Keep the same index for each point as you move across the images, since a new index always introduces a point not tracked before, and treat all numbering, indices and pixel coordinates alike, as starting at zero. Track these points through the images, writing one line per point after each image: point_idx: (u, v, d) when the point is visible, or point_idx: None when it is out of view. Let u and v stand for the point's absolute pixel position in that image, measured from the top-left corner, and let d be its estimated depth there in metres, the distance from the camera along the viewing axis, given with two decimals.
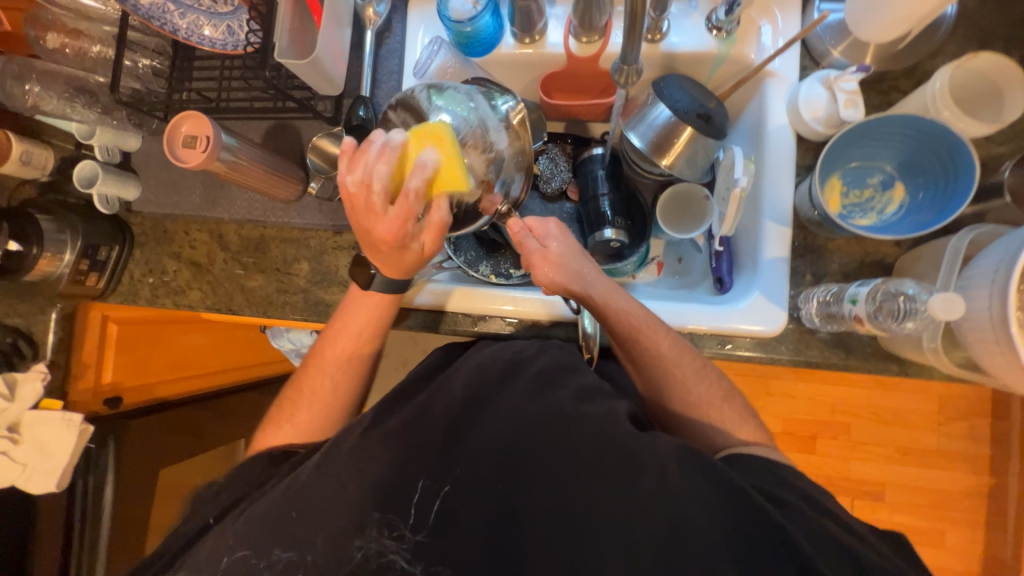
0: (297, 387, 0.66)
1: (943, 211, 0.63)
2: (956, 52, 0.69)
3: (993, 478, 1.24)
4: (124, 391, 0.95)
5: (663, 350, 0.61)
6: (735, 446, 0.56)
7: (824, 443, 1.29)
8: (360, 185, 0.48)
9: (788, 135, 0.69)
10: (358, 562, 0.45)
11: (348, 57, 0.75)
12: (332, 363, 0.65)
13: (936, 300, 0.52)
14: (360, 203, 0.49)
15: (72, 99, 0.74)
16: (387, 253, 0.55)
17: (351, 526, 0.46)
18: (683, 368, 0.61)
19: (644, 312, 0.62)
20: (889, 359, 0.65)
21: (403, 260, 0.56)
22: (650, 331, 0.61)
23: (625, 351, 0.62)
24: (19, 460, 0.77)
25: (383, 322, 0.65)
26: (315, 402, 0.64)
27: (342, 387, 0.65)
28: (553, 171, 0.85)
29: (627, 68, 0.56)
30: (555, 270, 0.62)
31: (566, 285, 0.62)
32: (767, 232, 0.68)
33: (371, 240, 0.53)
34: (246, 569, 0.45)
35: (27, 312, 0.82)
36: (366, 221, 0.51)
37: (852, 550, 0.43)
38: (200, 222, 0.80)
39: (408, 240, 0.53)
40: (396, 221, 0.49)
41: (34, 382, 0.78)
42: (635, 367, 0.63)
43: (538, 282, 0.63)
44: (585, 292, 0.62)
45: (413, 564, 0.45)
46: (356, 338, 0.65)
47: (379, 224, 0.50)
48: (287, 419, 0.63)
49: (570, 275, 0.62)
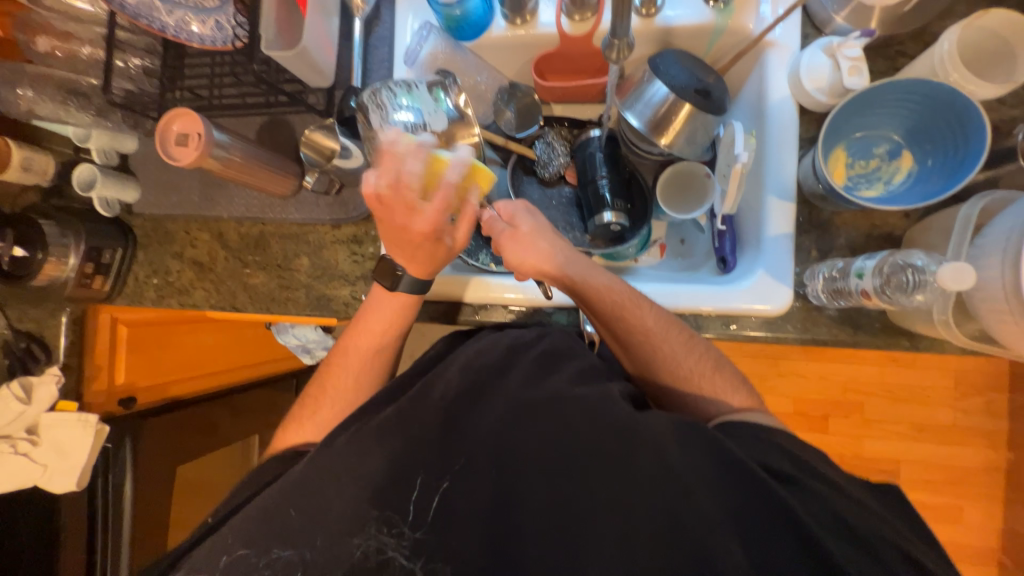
0: (320, 386, 0.65)
1: (952, 178, 0.61)
2: (967, 11, 0.66)
3: (1010, 453, 1.22)
4: (138, 390, 0.98)
5: (649, 325, 0.60)
6: (728, 415, 0.54)
7: (836, 422, 1.28)
8: (394, 182, 0.52)
9: (790, 106, 0.67)
10: (356, 561, 0.45)
11: (338, 47, 0.74)
12: (355, 360, 0.65)
13: (945, 271, 0.51)
14: (396, 202, 0.53)
15: (66, 103, 0.75)
16: (421, 251, 0.58)
17: (354, 523, 0.46)
18: (671, 342, 0.60)
19: (626, 287, 0.62)
20: (898, 334, 0.63)
21: (434, 254, 0.60)
22: (633, 307, 0.61)
23: (610, 327, 0.62)
24: (39, 461, 0.80)
25: (406, 321, 0.66)
26: (338, 400, 0.63)
27: (365, 386, 0.65)
28: (550, 155, 0.83)
29: (618, 43, 0.53)
30: (524, 252, 0.63)
31: (535, 265, 0.62)
32: (770, 208, 0.66)
33: (405, 237, 0.57)
34: (248, 567, 0.46)
35: (39, 316, 0.84)
36: (407, 216, 0.55)
37: (862, 532, 0.42)
38: (201, 221, 0.80)
39: (446, 236, 0.58)
40: (435, 219, 0.55)
41: (50, 385, 0.82)
42: (621, 344, 0.62)
43: (507, 263, 0.64)
44: (558, 274, 0.62)
45: (412, 561, 0.45)
46: (377, 334, 0.65)
47: (420, 219, 0.54)
48: (309, 416, 0.63)
49: (542, 255, 0.62)
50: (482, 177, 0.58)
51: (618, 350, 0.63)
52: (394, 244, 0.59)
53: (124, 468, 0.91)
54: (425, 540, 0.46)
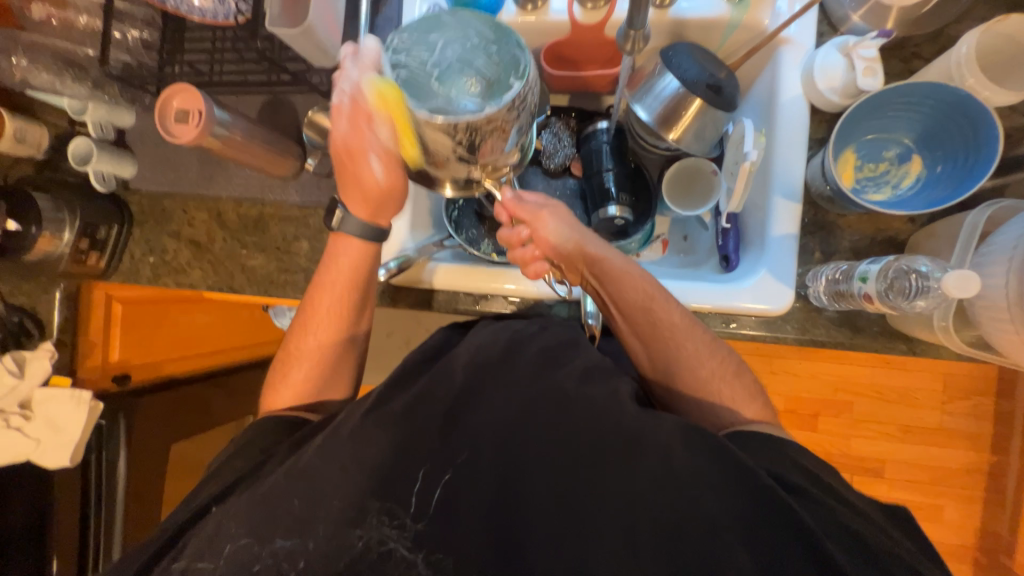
0: (286, 352, 0.66)
1: (962, 184, 0.61)
2: (984, 15, 0.65)
3: (994, 457, 1.25)
4: (132, 368, 0.97)
5: (675, 321, 0.60)
6: (739, 425, 0.55)
7: (826, 420, 1.29)
8: (341, 99, 0.55)
9: (802, 105, 0.66)
10: (359, 550, 0.45)
11: (344, 27, 0.72)
12: (319, 321, 0.65)
13: (950, 278, 0.51)
14: (342, 112, 0.55)
15: (61, 73, 0.73)
16: (350, 174, 0.61)
17: (356, 516, 0.46)
18: (694, 340, 0.60)
19: (656, 286, 0.62)
20: (896, 338, 0.64)
21: (365, 189, 0.61)
22: (663, 304, 0.60)
23: (635, 323, 0.61)
24: (31, 435, 0.80)
25: (369, 275, 0.65)
26: (305, 365, 0.64)
27: (332, 354, 0.65)
28: (556, 146, 0.82)
29: (634, 33, 0.52)
30: (562, 230, 0.62)
31: (578, 243, 0.62)
32: (777, 208, 0.66)
33: (342, 150, 0.59)
34: (250, 558, 0.45)
35: (31, 291, 0.81)
36: (334, 122, 0.58)
37: (859, 533, 0.43)
38: (198, 201, 0.79)
39: (365, 161, 0.59)
40: (356, 133, 0.57)
41: (43, 360, 0.81)
42: (642, 344, 0.62)
43: (546, 242, 0.63)
44: (596, 256, 0.61)
45: (415, 553, 0.45)
46: (337, 293, 0.64)
47: (342, 127, 0.57)
48: (281, 381, 0.64)
49: (580, 235, 0.63)
50: (399, 109, 0.49)
51: (637, 346, 0.63)
52: (340, 166, 0.61)
53: (117, 446, 0.89)
54: (425, 532, 0.46)
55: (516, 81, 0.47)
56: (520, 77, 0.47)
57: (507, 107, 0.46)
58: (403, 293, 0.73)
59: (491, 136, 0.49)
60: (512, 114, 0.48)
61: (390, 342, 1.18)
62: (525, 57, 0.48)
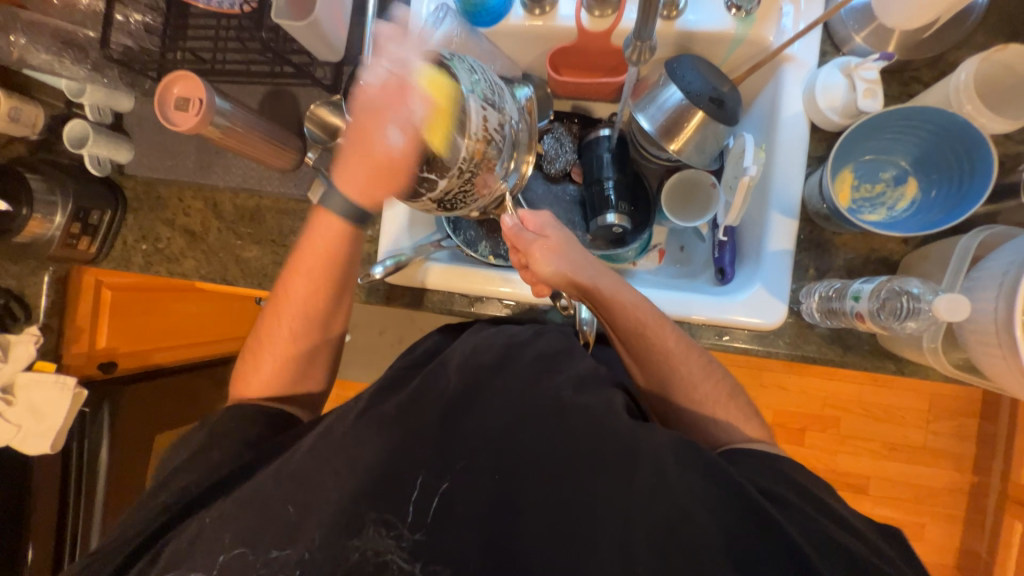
0: (259, 336, 0.65)
1: (956, 209, 0.61)
2: (984, 42, 0.66)
3: (975, 476, 1.26)
4: (118, 355, 0.95)
5: (670, 347, 0.60)
6: (734, 443, 0.56)
7: (813, 435, 1.31)
8: (377, 72, 0.53)
9: (803, 123, 0.67)
10: (355, 564, 0.44)
11: (349, 22, 0.72)
12: (291, 308, 0.64)
13: (941, 301, 0.52)
14: (370, 82, 0.54)
15: (61, 53, 0.72)
16: (363, 134, 0.55)
17: (350, 524, 0.46)
18: (689, 364, 0.60)
19: (651, 308, 0.61)
20: (885, 357, 0.65)
21: (373, 161, 0.55)
22: (657, 328, 0.60)
23: (631, 343, 0.61)
24: (13, 421, 0.79)
25: (341, 259, 0.63)
26: (276, 354, 0.64)
27: (303, 339, 0.64)
28: (558, 152, 0.82)
29: (640, 44, 0.52)
30: (554, 264, 0.59)
31: (570, 275, 0.60)
32: (773, 223, 0.66)
33: (361, 118, 0.55)
34: (243, 567, 0.44)
35: (20, 274, 0.78)
36: (363, 92, 0.54)
37: (847, 549, 0.44)
38: (195, 189, 0.78)
39: (383, 131, 0.53)
40: (391, 100, 0.53)
41: (28, 344, 0.78)
42: (637, 361, 0.62)
43: (538, 273, 0.61)
44: (590, 289, 0.60)
45: (409, 562, 0.45)
46: (309, 277, 0.63)
47: (375, 99, 0.53)
48: (251, 368, 0.64)
49: (573, 266, 0.60)
50: (444, 86, 0.49)
51: (631, 362, 0.63)
52: (351, 138, 0.57)
53: (101, 429, 0.90)
54: (423, 543, 0.45)
55: (459, 139, 0.49)
56: (463, 133, 0.49)
57: (456, 174, 0.51)
58: (398, 291, 0.72)
59: (480, 175, 0.53)
60: (486, 155, 0.52)
61: (383, 339, 1.18)
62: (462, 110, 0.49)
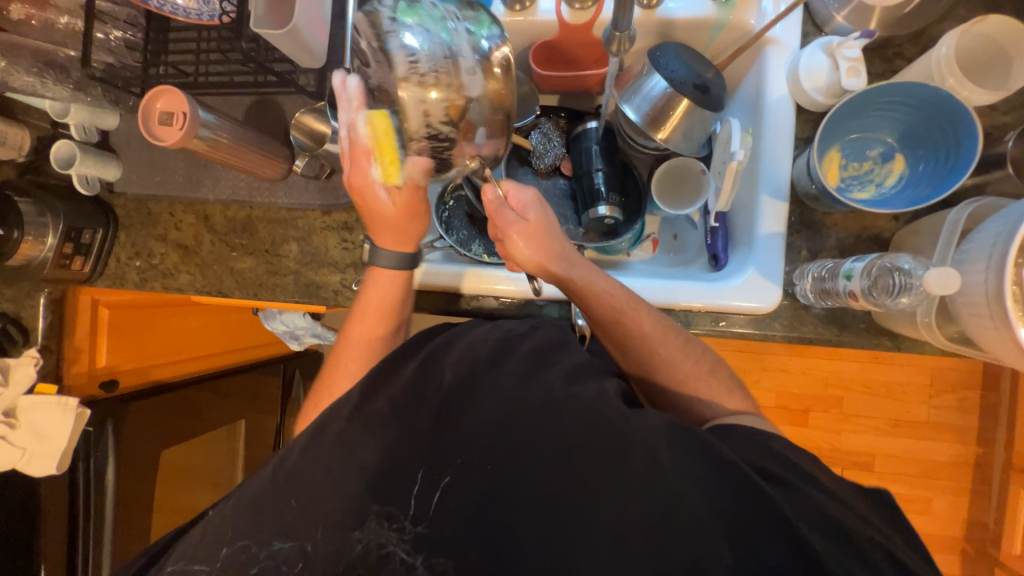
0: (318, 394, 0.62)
1: (944, 182, 0.61)
2: (965, 15, 0.66)
3: (980, 448, 1.27)
4: (119, 374, 0.95)
5: (646, 330, 0.60)
6: (723, 417, 0.56)
7: (816, 416, 1.31)
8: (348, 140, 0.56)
9: (788, 105, 0.67)
10: (359, 554, 0.45)
11: (331, 27, 0.72)
12: (354, 356, 0.63)
13: (931, 276, 0.52)
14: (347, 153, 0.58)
15: (42, 73, 0.69)
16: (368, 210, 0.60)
17: (352, 519, 0.46)
18: (668, 347, 0.60)
19: (625, 293, 0.61)
20: (882, 335, 0.65)
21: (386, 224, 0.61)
22: (632, 313, 0.60)
23: (608, 330, 0.61)
24: (18, 444, 0.78)
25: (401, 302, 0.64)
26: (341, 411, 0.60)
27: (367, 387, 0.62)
28: (546, 147, 0.82)
29: (619, 34, 0.52)
30: (527, 251, 0.60)
31: (544, 264, 0.60)
32: (763, 207, 0.66)
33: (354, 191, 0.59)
34: (248, 559, 0.46)
35: (13, 297, 0.81)
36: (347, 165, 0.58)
37: (844, 525, 0.44)
38: (185, 204, 0.78)
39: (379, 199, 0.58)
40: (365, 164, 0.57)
41: (28, 367, 0.78)
42: (616, 344, 0.62)
43: (512, 254, 0.61)
44: (563, 277, 0.60)
45: (413, 555, 0.45)
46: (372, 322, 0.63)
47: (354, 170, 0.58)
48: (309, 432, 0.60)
49: (548, 255, 0.60)
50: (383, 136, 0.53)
51: (611, 348, 0.63)
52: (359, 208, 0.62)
53: (105, 453, 0.88)
54: (425, 536, 0.46)
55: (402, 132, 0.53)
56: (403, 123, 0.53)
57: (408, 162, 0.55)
58: None
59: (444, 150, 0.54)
60: (443, 129, 0.53)
61: None
62: (400, 105, 0.52)
